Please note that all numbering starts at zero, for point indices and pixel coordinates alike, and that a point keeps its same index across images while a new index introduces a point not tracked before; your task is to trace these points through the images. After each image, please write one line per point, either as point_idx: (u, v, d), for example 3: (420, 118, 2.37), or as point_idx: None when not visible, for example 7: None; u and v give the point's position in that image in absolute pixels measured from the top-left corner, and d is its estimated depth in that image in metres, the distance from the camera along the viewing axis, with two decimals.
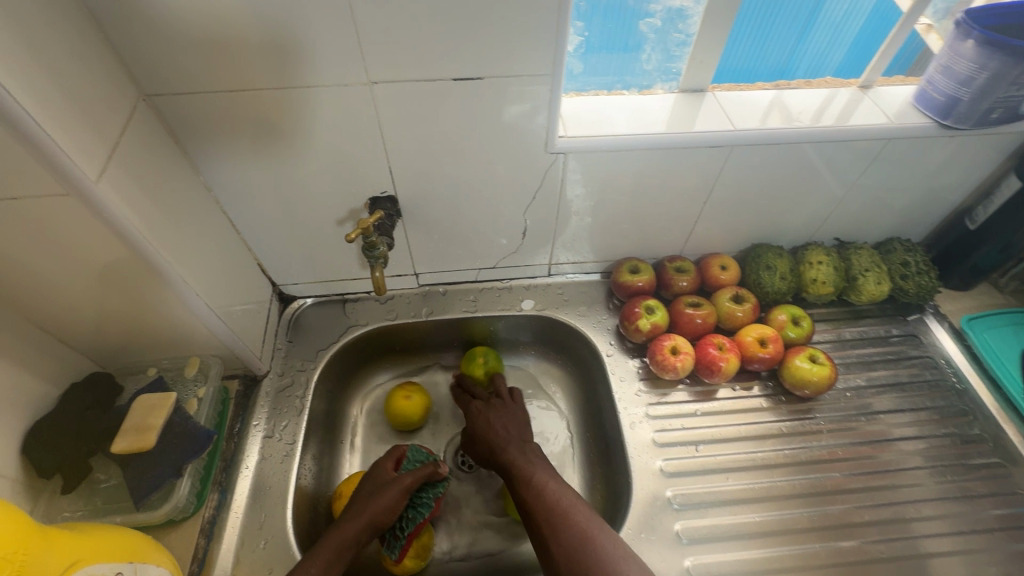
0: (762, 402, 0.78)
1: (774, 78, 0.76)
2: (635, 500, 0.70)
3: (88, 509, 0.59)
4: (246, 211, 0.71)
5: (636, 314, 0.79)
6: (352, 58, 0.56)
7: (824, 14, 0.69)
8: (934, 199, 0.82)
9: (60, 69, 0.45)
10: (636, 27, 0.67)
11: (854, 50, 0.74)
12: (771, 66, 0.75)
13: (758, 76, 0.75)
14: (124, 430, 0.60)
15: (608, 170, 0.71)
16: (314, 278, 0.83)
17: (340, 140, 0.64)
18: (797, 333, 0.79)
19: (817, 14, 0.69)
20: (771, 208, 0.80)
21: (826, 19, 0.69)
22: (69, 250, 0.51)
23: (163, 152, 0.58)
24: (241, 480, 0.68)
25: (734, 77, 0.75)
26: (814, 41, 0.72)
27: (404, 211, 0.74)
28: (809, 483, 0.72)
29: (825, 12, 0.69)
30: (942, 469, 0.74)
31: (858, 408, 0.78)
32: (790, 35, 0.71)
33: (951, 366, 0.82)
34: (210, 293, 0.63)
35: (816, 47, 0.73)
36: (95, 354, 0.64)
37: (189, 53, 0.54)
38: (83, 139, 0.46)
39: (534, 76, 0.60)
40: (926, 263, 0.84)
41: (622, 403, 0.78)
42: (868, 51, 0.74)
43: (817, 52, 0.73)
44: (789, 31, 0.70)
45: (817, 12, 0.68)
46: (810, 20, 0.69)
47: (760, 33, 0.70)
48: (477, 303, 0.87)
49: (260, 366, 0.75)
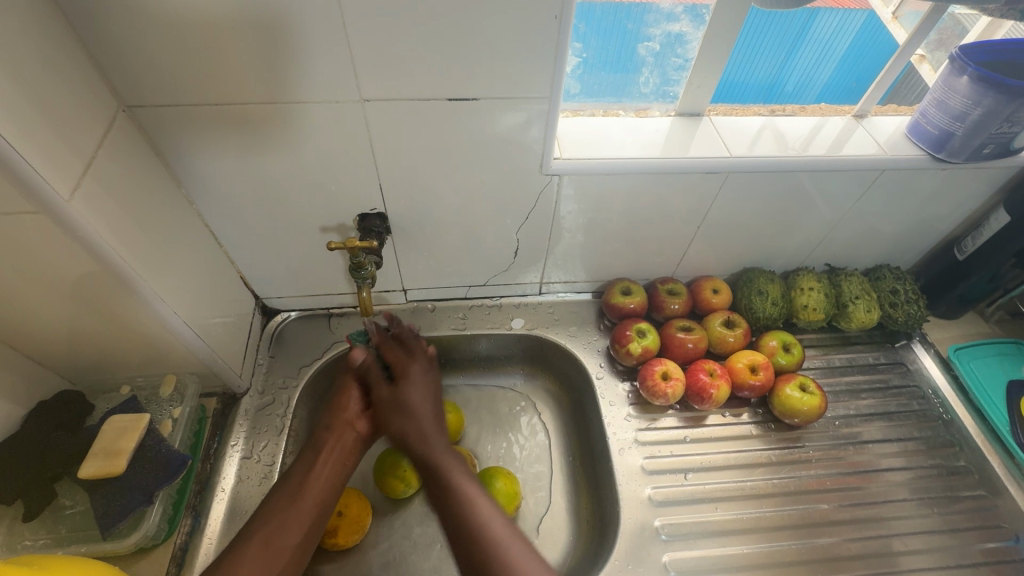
0: (752, 429, 0.78)
1: (763, 94, 0.74)
2: (623, 529, 0.69)
3: (52, 537, 0.56)
4: (230, 224, 0.68)
5: (627, 337, 0.78)
6: (346, 75, 0.54)
7: (817, 34, 0.67)
8: (923, 228, 0.82)
9: (32, 81, 0.43)
10: (635, 51, 0.66)
11: (842, 68, 0.72)
12: (763, 83, 0.73)
13: (749, 92, 0.73)
14: (92, 454, 0.58)
15: (602, 192, 0.70)
16: (299, 292, 0.81)
17: (331, 153, 0.62)
18: (788, 360, 0.78)
19: (810, 32, 0.66)
20: (765, 233, 0.80)
21: (821, 37, 0.67)
22: (37, 268, 0.49)
23: (143, 166, 0.56)
24: (216, 504, 0.65)
25: (723, 93, 0.73)
26: (807, 59, 0.70)
27: (394, 229, 0.72)
28: (797, 514, 0.71)
29: (820, 31, 0.67)
30: (928, 501, 0.74)
31: (846, 437, 0.78)
32: (780, 50, 0.68)
33: (938, 396, 0.83)
34: (188, 310, 0.61)
35: (809, 65, 0.71)
36: (65, 371, 0.62)
37: (172, 64, 0.52)
38: (57, 154, 0.44)
39: (530, 98, 0.59)
40: (916, 291, 0.84)
41: (611, 427, 0.77)
42: (856, 69, 0.72)
43: (810, 70, 0.71)
44: (782, 47, 0.68)
45: (812, 31, 0.66)
46: (804, 39, 0.67)
47: (749, 49, 0.68)
48: (466, 321, 0.85)
49: (240, 384, 0.73)
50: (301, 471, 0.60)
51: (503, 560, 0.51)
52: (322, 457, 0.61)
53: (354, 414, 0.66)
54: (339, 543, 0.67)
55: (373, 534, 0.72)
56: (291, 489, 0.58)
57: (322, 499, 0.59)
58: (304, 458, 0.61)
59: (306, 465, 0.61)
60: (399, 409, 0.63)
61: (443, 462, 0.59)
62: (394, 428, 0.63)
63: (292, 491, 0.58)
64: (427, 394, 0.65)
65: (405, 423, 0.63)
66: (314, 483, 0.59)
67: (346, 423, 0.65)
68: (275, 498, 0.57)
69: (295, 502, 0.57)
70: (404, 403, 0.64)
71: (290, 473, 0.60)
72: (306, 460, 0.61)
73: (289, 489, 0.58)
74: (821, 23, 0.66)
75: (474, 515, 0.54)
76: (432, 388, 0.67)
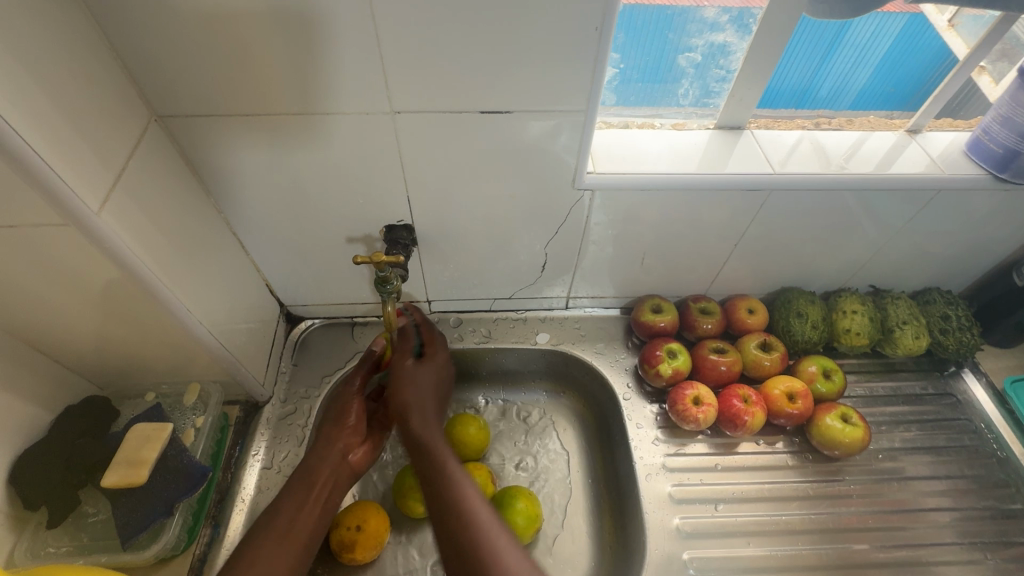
0: (787, 460, 0.74)
1: (795, 100, 0.69)
2: (649, 560, 0.66)
3: (74, 545, 0.57)
4: (258, 233, 0.68)
5: (657, 358, 0.75)
6: (376, 86, 0.53)
7: (853, 39, 0.62)
8: (979, 251, 0.77)
9: (64, 92, 0.43)
10: (675, 61, 0.64)
11: (879, 73, 0.67)
12: (796, 88, 0.68)
13: (782, 98, 0.69)
14: (116, 462, 0.58)
15: (636, 207, 0.67)
16: (323, 301, 0.80)
17: (359, 163, 0.60)
18: (828, 388, 0.74)
19: (846, 36, 0.62)
20: (806, 253, 0.76)
21: (857, 42, 0.63)
22: (65, 278, 0.49)
23: (173, 176, 0.56)
24: (235, 515, 0.65)
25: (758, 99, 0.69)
26: (842, 65, 0.65)
27: (420, 240, 0.71)
28: (835, 553, 0.68)
29: (857, 36, 0.62)
30: (979, 546, 0.69)
31: (889, 471, 0.74)
32: (814, 55, 0.64)
33: (992, 431, 0.78)
34: (213, 318, 0.61)
35: (843, 70, 0.66)
36: (92, 375, 0.62)
37: (201, 74, 0.51)
38: (87, 166, 0.44)
39: (565, 111, 0.57)
40: (968, 317, 0.79)
41: (638, 451, 0.74)
42: (895, 74, 0.67)
43: (845, 76, 0.66)
44: (817, 52, 0.64)
45: (845, 35, 0.62)
46: (839, 43, 0.63)
47: (785, 54, 0.64)
48: (491, 335, 0.83)
49: (263, 393, 0.72)
50: (294, 506, 0.57)
51: None
52: (314, 493, 0.59)
53: (346, 447, 0.64)
54: (358, 560, 0.65)
55: (391, 551, 0.70)
56: (282, 525, 0.55)
57: (312, 533, 0.56)
58: (295, 492, 0.58)
59: (297, 501, 0.57)
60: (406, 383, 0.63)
61: (443, 460, 0.55)
62: (397, 397, 0.62)
63: (280, 530, 0.54)
64: (432, 383, 0.65)
65: (410, 393, 0.62)
66: (306, 519, 0.57)
67: (337, 457, 0.63)
68: (263, 532, 0.54)
69: (286, 536, 0.54)
70: (416, 377, 0.64)
71: (280, 507, 0.56)
72: (301, 494, 0.58)
73: (278, 528, 0.54)
74: (857, 29, 0.62)
75: (475, 524, 0.50)
76: (428, 374, 0.65)
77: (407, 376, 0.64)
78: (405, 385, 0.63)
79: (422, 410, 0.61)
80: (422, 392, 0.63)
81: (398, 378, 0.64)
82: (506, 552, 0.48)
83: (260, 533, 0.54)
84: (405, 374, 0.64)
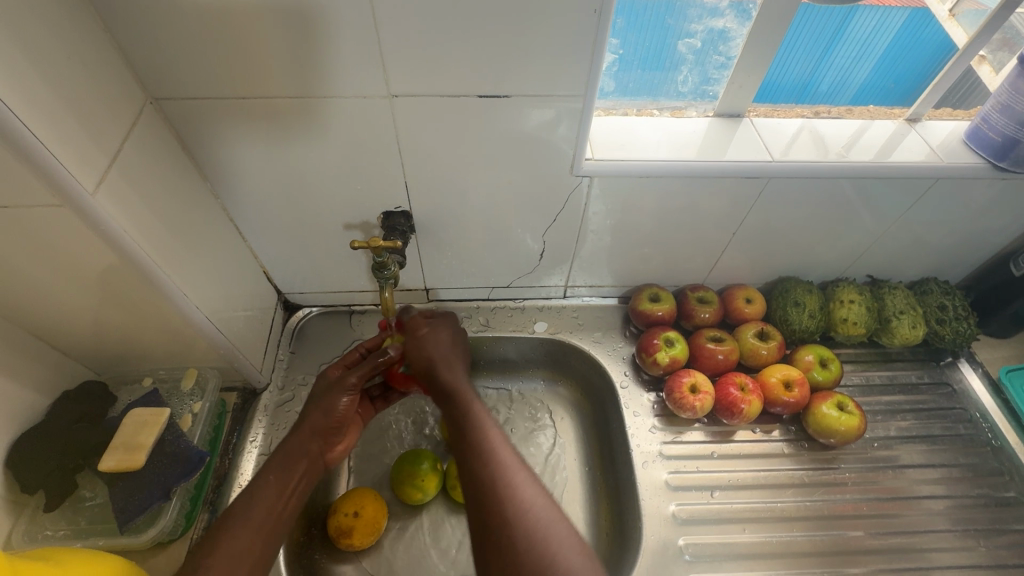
0: (783, 448, 0.75)
1: (795, 95, 0.70)
2: (644, 546, 0.66)
3: (72, 529, 0.57)
4: (254, 219, 0.68)
5: (655, 346, 0.75)
6: (374, 70, 0.53)
7: (854, 34, 0.62)
8: (977, 241, 0.77)
9: (58, 72, 0.42)
10: (674, 48, 0.63)
11: (879, 69, 0.67)
12: (796, 83, 0.68)
13: (781, 93, 0.69)
14: (113, 446, 0.58)
15: (634, 194, 0.67)
16: (320, 289, 0.80)
17: (356, 149, 0.60)
18: (824, 376, 0.75)
19: (847, 31, 0.62)
20: (804, 242, 0.76)
21: (858, 36, 0.63)
22: (60, 260, 0.49)
23: (169, 160, 0.56)
24: (233, 500, 0.65)
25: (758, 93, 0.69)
26: (842, 59, 0.65)
27: (417, 227, 0.70)
28: (830, 539, 0.68)
29: (858, 30, 0.62)
30: (973, 533, 0.69)
31: (884, 460, 0.74)
32: (815, 49, 0.64)
33: (986, 421, 0.78)
34: (210, 303, 0.61)
35: (844, 65, 0.66)
36: (89, 360, 0.62)
37: (196, 56, 0.51)
38: (81, 147, 0.44)
39: (563, 96, 0.56)
40: (965, 308, 0.79)
41: (635, 439, 0.74)
42: (894, 70, 0.67)
43: (846, 70, 0.67)
44: (817, 46, 0.64)
45: (847, 28, 0.62)
46: (840, 37, 0.63)
47: (785, 47, 0.64)
48: (489, 323, 0.83)
49: (260, 379, 0.72)
50: (271, 496, 0.54)
51: (528, 518, 0.46)
52: (291, 486, 0.56)
53: (327, 443, 0.61)
54: (355, 545, 0.66)
55: (389, 538, 0.71)
56: (256, 519, 0.52)
57: (280, 532, 0.53)
58: (272, 479, 0.55)
59: (274, 490, 0.55)
60: (421, 348, 0.62)
61: (469, 408, 0.55)
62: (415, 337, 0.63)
63: (253, 523, 0.51)
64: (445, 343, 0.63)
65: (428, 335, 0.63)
66: (280, 511, 0.54)
67: (318, 453, 0.60)
68: (239, 524, 0.51)
69: (258, 531, 0.51)
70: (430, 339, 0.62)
71: (255, 499, 0.53)
72: (277, 483, 0.55)
73: (253, 519, 0.52)
74: (858, 23, 0.61)
75: (501, 464, 0.49)
76: (448, 332, 0.64)
77: (428, 334, 0.63)
78: (426, 339, 0.62)
79: (446, 361, 0.60)
80: (447, 342, 0.62)
81: (412, 337, 0.63)
82: (530, 493, 0.48)
83: (233, 521, 0.51)
84: (429, 330, 0.63)
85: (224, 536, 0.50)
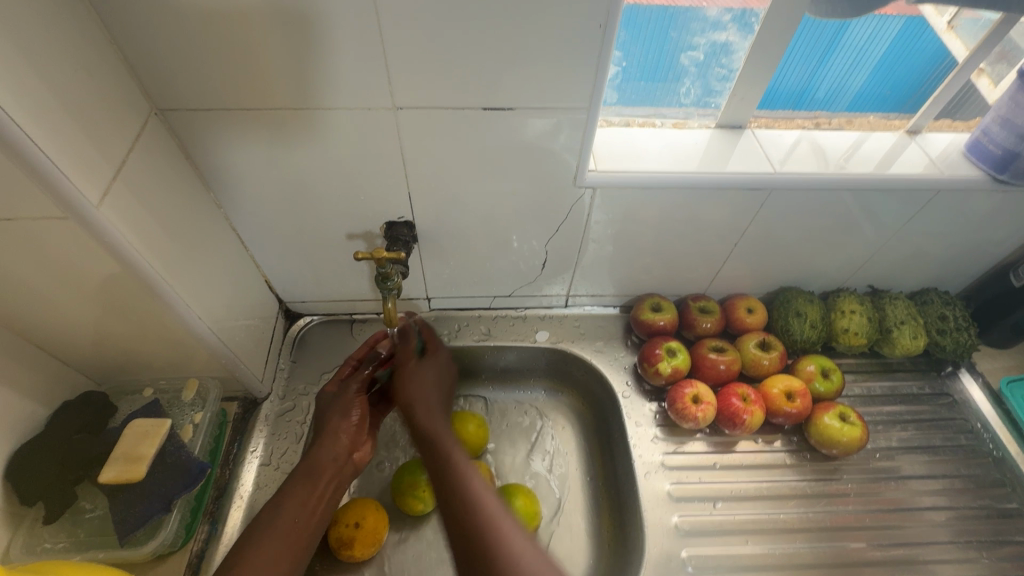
0: (785, 458, 0.75)
1: (792, 102, 0.69)
2: (647, 557, 0.66)
3: (71, 541, 0.56)
4: (257, 229, 0.68)
5: (657, 356, 0.75)
6: (379, 83, 0.53)
7: (850, 41, 0.62)
8: (976, 252, 0.77)
9: (64, 84, 0.43)
10: (677, 60, 0.64)
11: (876, 76, 0.66)
12: (793, 89, 0.68)
13: (778, 100, 0.69)
14: (113, 458, 0.58)
15: (636, 205, 0.67)
16: (322, 298, 0.80)
17: (360, 159, 0.60)
18: (826, 387, 0.75)
19: (844, 38, 0.62)
20: (805, 252, 0.76)
21: (854, 42, 0.62)
22: (65, 272, 0.49)
23: (173, 171, 0.56)
24: (234, 511, 0.64)
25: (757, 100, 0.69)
26: (840, 67, 0.65)
27: (420, 237, 0.70)
28: (832, 551, 0.68)
29: (854, 37, 0.62)
30: (974, 544, 0.69)
31: (886, 470, 0.74)
32: (813, 56, 0.64)
33: (988, 431, 0.78)
34: (212, 313, 0.60)
35: (842, 71, 0.65)
36: (89, 371, 0.62)
37: (202, 69, 0.51)
38: (87, 160, 0.44)
39: (567, 109, 0.57)
40: (965, 318, 0.80)
41: (637, 449, 0.74)
42: (891, 78, 0.67)
43: (843, 77, 0.66)
44: (815, 52, 0.64)
45: (844, 35, 0.62)
46: (837, 43, 0.63)
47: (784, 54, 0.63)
48: (490, 332, 0.83)
49: (261, 389, 0.72)
50: (296, 504, 0.57)
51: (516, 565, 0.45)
52: (318, 489, 0.59)
53: (353, 444, 0.64)
54: (356, 556, 0.65)
55: (390, 549, 0.70)
56: (282, 525, 0.55)
57: (311, 531, 0.57)
58: (300, 489, 0.58)
59: (300, 499, 0.57)
60: (410, 389, 0.64)
61: (452, 461, 0.55)
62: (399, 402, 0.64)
63: (284, 525, 0.55)
64: (429, 382, 0.66)
65: (410, 396, 0.64)
66: (307, 519, 0.57)
67: (343, 455, 0.62)
68: (263, 530, 0.54)
69: (290, 533, 0.55)
70: (415, 380, 0.65)
71: (281, 505, 0.56)
72: (303, 491, 0.58)
73: (281, 524, 0.55)
74: (855, 30, 0.61)
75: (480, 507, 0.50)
76: (432, 372, 0.67)
77: (411, 377, 0.65)
78: (409, 381, 0.65)
79: (434, 399, 0.64)
80: (426, 389, 0.65)
81: (398, 377, 0.66)
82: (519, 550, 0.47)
83: (260, 530, 0.54)
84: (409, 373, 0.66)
85: (253, 542, 0.53)
